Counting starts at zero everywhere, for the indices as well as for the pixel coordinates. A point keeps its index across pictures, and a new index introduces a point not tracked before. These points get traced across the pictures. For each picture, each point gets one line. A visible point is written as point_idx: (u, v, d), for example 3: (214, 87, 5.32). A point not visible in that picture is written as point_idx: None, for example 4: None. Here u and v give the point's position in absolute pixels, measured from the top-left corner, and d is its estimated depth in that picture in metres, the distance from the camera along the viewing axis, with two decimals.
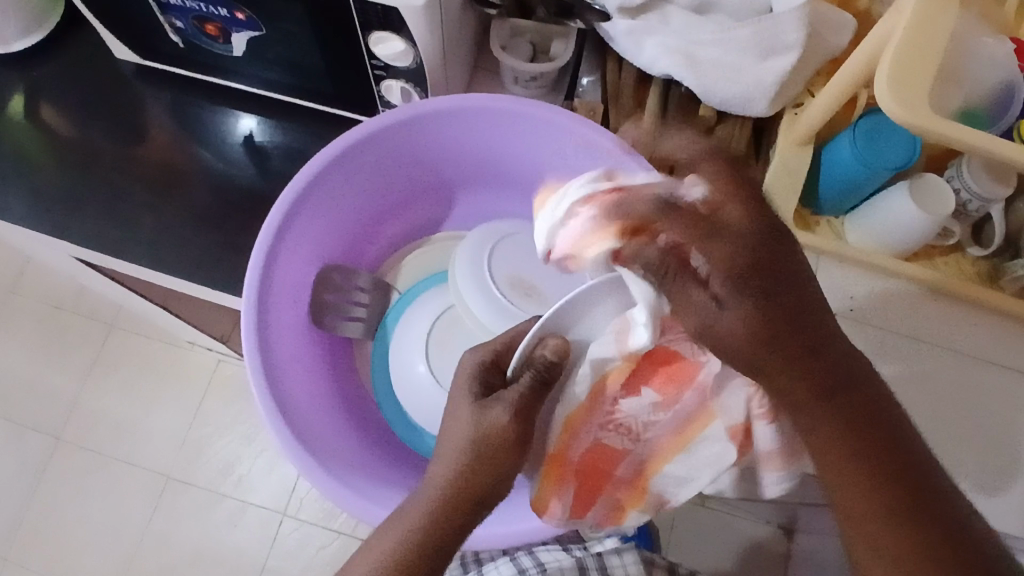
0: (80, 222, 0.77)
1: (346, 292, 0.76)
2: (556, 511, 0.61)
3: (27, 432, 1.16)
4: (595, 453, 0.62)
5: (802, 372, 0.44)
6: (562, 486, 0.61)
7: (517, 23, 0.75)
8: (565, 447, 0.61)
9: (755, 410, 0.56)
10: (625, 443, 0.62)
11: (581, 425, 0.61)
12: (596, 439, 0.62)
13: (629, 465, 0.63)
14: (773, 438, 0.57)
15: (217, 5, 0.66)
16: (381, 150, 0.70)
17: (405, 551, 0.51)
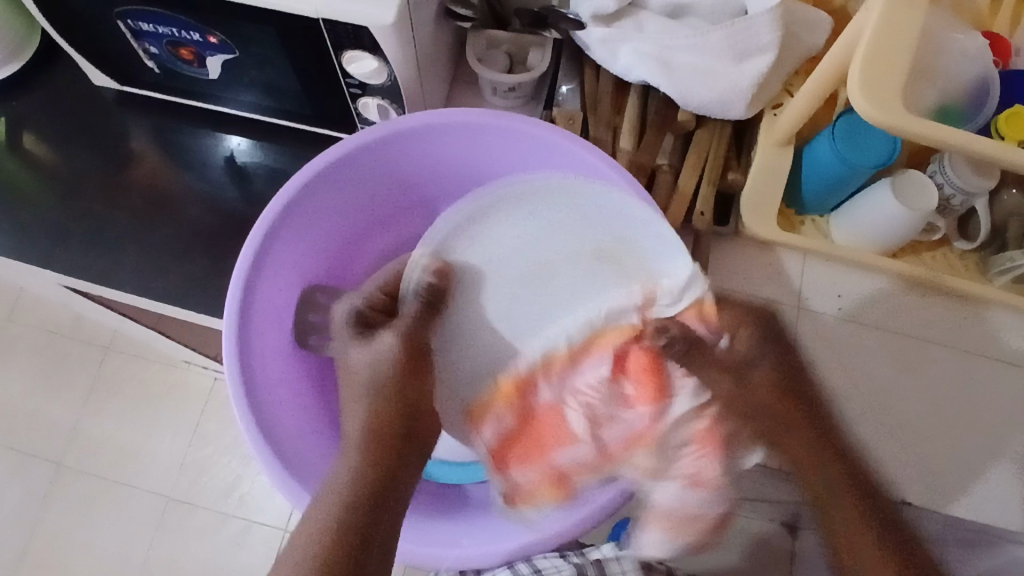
0: (64, 252, 0.77)
1: (332, 312, 0.75)
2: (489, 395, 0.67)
3: (27, 460, 1.16)
4: (548, 416, 0.68)
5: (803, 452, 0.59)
6: (500, 415, 0.67)
7: (492, 34, 0.75)
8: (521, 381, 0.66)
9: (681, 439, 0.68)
10: (586, 423, 0.68)
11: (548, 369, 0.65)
12: (553, 401, 0.67)
13: (570, 456, 0.67)
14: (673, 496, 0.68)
15: (191, 30, 0.66)
16: (358, 169, 0.70)
17: (328, 552, 0.50)
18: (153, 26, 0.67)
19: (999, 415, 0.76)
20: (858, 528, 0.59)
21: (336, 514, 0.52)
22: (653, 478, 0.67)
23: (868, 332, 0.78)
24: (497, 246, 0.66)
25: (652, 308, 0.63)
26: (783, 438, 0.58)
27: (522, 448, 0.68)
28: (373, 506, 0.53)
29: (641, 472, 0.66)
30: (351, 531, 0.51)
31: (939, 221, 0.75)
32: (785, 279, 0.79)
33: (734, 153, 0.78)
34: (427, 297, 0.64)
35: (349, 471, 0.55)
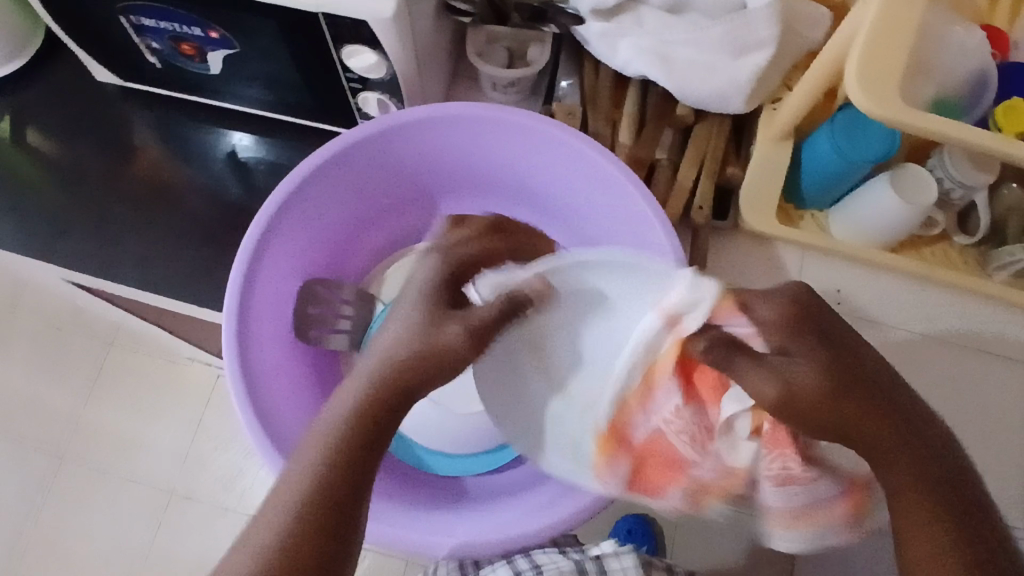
0: (66, 245, 0.77)
1: (333, 304, 0.76)
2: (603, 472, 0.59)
3: (30, 453, 1.17)
4: (653, 443, 0.58)
5: (857, 414, 0.48)
6: (612, 458, 0.58)
7: (492, 29, 0.75)
8: (620, 423, 0.56)
9: (778, 469, 0.56)
10: (698, 448, 0.57)
11: (627, 407, 0.55)
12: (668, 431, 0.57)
13: (699, 472, 0.58)
14: (797, 495, 0.56)
15: (192, 24, 0.67)
16: (358, 163, 0.71)
17: (296, 517, 0.47)
18: (155, 20, 0.68)
19: (998, 410, 0.76)
20: (912, 513, 0.48)
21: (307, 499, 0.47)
22: (780, 485, 0.56)
23: (867, 327, 0.78)
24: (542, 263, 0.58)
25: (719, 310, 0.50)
26: (849, 406, 0.47)
27: (635, 476, 0.60)
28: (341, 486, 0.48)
29: (773, 483, 0.56)
30: (326, 515, 0.47)
31: (939, 215, 0.74)
32: (783, 273, 0.79)
33: (735, 147, 0.78)
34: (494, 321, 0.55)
35: (310, 464, 0.49)
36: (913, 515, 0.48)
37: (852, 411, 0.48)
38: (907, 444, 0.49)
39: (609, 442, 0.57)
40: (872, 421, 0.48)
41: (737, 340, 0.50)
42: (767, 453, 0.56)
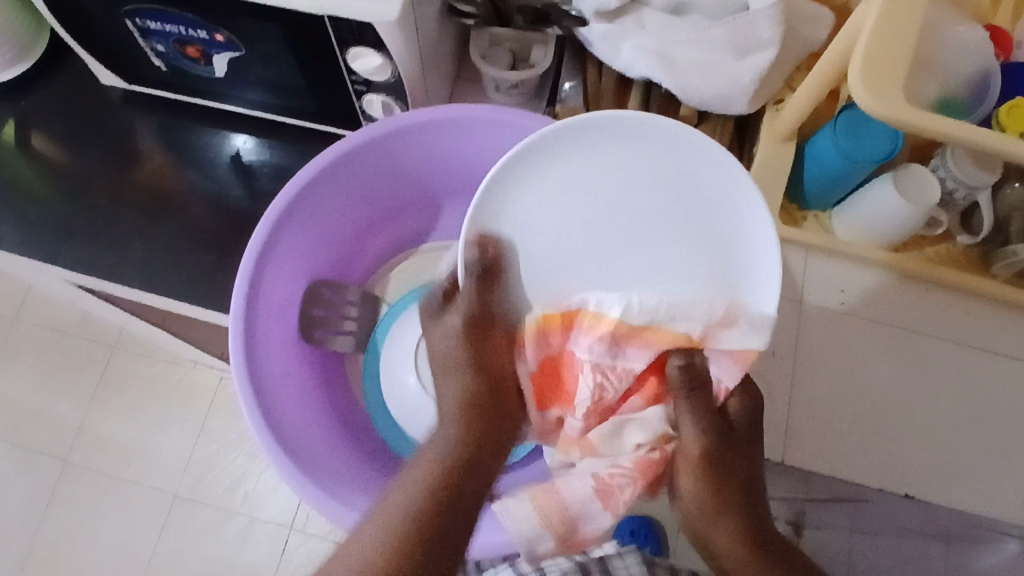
0: (70, 248, 0.77)
1: (337, 306, 0.77)
2: (528, 357, 0.62)
3: (35, 456, 1.17)
4: (573, 367, 0.61)
5: (722, 476, 0.60)
6: (540, 339, 0.61)
7: (495, 32, 0.75)
8: (579, 316, 0.59)
9: (613, 482, 0.60)
10: (594, 395, 0.60)
11: (598, 325, 0.58)
12: (584, 361, 0.59)
13: (570, 427, 0.62)
14: (583, 493, 0.60)
15: (196, 28, 0.67)
16: (363, 164, 0.71)
17: (384, 542, 0.53)
18: (160, 23, 0.68)
19: (1003, 409, 0.76)
20: None
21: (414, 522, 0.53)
22: (594, 498, 0.60)
23: (872, 327, 0.78)
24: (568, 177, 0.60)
25: (717, 330, 0.58)
26: (713, 473, 0.60)
27: (537, 385, 0.62)
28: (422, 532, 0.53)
29: (594, 487, 0.60)
30: (431, 525, 0.54)
31: (942, 215, 0.75)
32: (787, 273, 0.79)
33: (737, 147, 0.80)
34: (484, 266, 0.60)
35: (416, 486, 0.56)
36: (734, 558, 0.59)
37: (720, 495, 0.60)
38: (749, 535, 0.60)
39: (556, 320, 0.60)
40: (728, 520, 0.60)
41: (702, 380, 0.58)
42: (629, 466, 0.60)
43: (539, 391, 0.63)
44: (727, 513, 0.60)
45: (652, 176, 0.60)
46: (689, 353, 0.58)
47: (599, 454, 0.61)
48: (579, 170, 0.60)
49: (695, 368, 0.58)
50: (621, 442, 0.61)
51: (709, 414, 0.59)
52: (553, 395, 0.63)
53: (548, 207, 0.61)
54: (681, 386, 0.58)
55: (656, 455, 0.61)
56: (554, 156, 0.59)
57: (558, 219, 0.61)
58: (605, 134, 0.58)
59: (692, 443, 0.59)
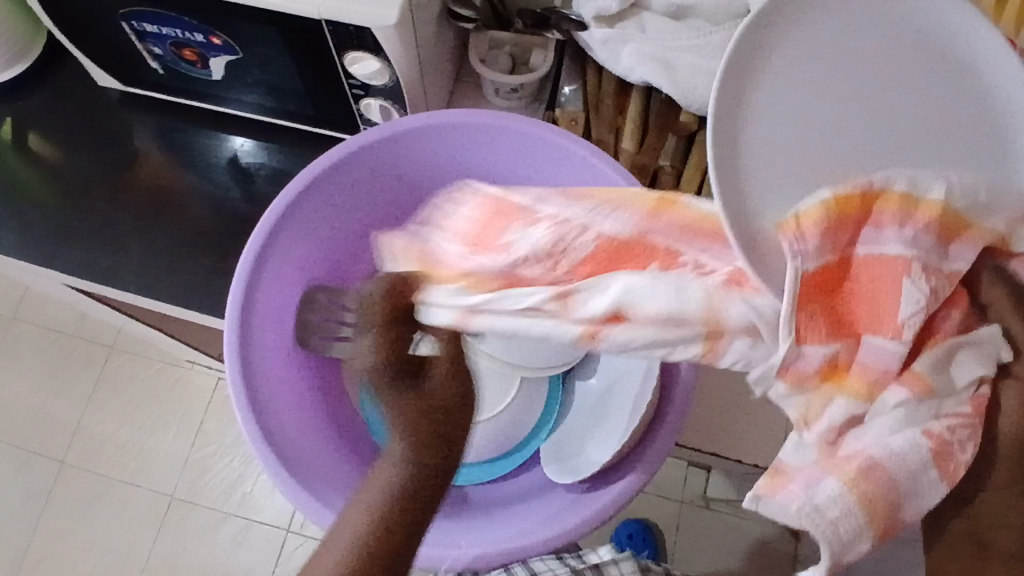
0: (66, 251, 0.77)
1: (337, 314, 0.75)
2: (798, 246, 0.41)
3: (32, 457, 1.17)
4: (870, 265, 0.42)
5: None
6: (822, 234, 0.41)
7: (495, 34, 0.75)
8: (871, 202, 0.42)
9: (948, 435, 0.41)
10: (925, 306, 0.41)
11: (885, 214, 0.42)
12: (906, 259, 0.42)
13: (872, 352, 0.41)
14: (907, 446, 0.41)
15: (194, 31, 0.67)
16: (363, 170, 0.71)
17: (366, 542, 0.47)
18: (157, 27, 0.67)
19: None
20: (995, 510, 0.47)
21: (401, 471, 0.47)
22: (932, 460, 0.41)
23: None
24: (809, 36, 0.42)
25: (1021, 227, 0.43)
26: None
27: (823, 303, 0.42)
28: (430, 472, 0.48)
29: (928, 443, 0.41)
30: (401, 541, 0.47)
31: None
32: None
33: None
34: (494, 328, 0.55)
35: (395, 470, 0.48)
36: (994, 506, 0.47)
37: (1012, 432, 0.44)
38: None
39: (853, 203, 0.42)
40: (1016, 456, 0.45)
41: (1017, 288, 0.45)
42: (941, 417, 0.42)
43: (808, 325, 0.41)
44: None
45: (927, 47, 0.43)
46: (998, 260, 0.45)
47: (931, 394, 0.41)
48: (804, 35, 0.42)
49: (1017, 286, 0.45)
50: (947, 379, 0.42)
51: (1022, 324, 0.44)
52: (829, 318, 0.42)
53: (795, 59, 0.42)
54: (996, 301, 0.45)
55: (985, 394, 0.43)
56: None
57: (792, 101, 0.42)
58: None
59: (1002, 404, 0.44)
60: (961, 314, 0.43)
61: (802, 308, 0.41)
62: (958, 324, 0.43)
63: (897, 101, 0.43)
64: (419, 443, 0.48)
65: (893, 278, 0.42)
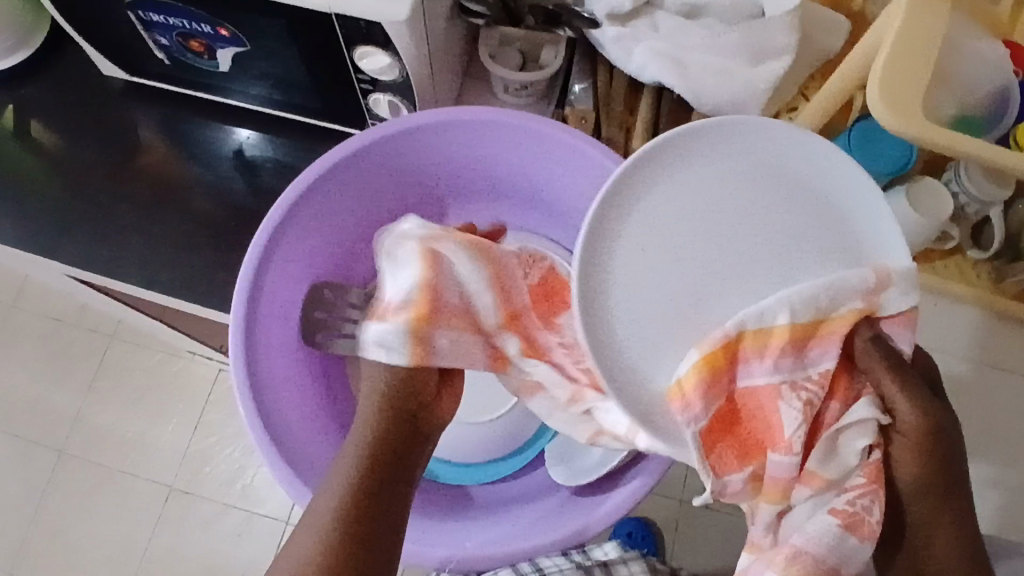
0: (68, 243, 0.76)
1: (339, 309, 0.70)
2: (686, 411, 0.48)
3: (30, 446, 1.16)
4: (752, 394, 0.50)
5: (930, 472, 0.50)
6: (703, 394, 0.48)
7: (505, 31, 0.74)
8: (739, 346, 0.49)
9: (857, 506, 0.49)
10: (804, 420, 0.49)
11: (771, 345, 0.49)
12: (773, 384, 0.49)
13: (774, 466, 0.49)
14: (819, 533, 0.49)
15: (201, 22, 0.66)
16: (370, 166, 0.70)
17: (325, 552, 0.51)
18: (164, 17, 0.66)
19: None
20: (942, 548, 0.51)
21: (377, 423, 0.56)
22: (841, 530, 0.49)
23: None
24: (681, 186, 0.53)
25: (875, 298, 0.50)
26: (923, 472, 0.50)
27: (722, 441, 0.50)
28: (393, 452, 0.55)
29: (837, 521, 0.49)
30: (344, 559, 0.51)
31: (954, 229, 0.74)
32: None
33: None
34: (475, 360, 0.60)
35: (345, 477, 0.54)
36: (950, 551, 0.51)
37: (917, 469, 0.50)
38: (954, 504, 0.51)
39: (718, 357, 0.49)
40: (927, 490, 0.51)
41: (894, 350, 0.50)
42: (858, 480, 0.50)
43: (717, 453, 0.50)
44: (939, 497, 0.51)
45: (785, 197, 0.54)
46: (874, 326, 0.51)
47: (827, 485, 0.50)
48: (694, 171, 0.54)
49: (890, 348, 0.50)
50: (839, 463, 0.50)
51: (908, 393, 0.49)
52: (727, 443, 0.50)
53: (665, 225, 0.53)
54: (873, 366, 0.50)
55: (876, 460, 0.50)
56: (676, 159, 0.53)
57: (670, 254, 0.52)
58: (703, 142, 0.54)
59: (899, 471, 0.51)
60: (841, 404, 0.50)
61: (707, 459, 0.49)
62: (838, 412, 0.50)
63: (762, 240, 0.53)
64: (366, 451, 0.55)
65: (774, 409, 0.49)
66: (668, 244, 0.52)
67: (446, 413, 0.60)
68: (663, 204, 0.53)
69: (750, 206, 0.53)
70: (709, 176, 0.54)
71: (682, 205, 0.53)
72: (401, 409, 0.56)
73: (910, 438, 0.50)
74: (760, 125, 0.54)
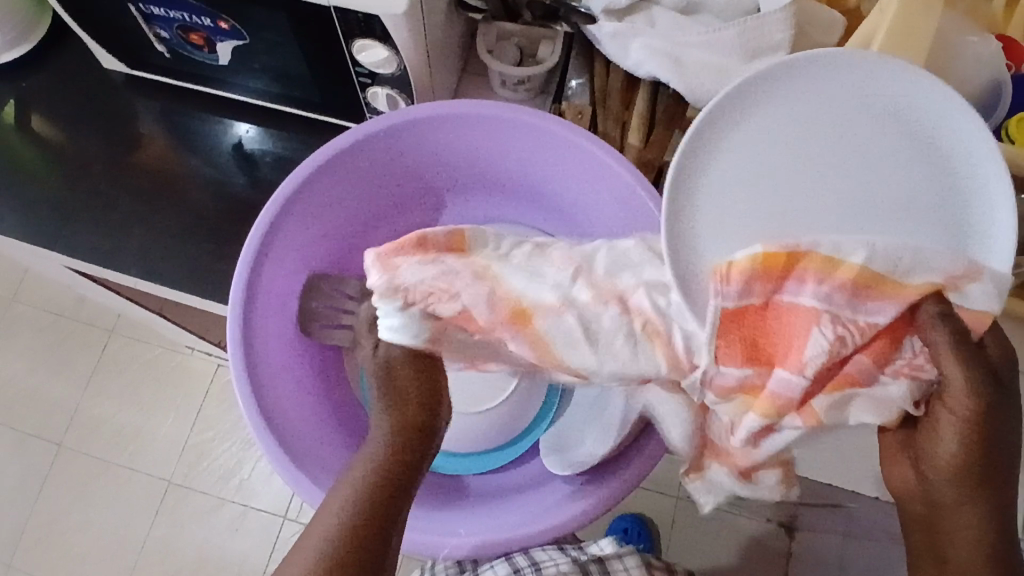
0: (67, 235, 0.77)
1: (335, 300, 0.72)
2: (724, 291, 0.46)
3: (29, 439, 1.17)
4: (794, 314, 0.45)
5: (980, 450, 0.44)
6: (746, 284, 0.45)
7: (503, 26, 0.75)
8: (801, 265, 0.45)
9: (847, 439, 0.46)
10: (832, 349, 0.45)
11: (834, 275, 0.44)
12: (815, 310, 0.45)
13: (779, 384, 0.46)
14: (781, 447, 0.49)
15: (202, 14, 0.66)
16: (367, 157, 0.70)
17: None
18: (164, 10, 0.67)
19: None
20: (955, 530, 0.46)
21: (392, 433, 0.55)
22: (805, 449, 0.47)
23: None
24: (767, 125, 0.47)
25: (959, 284, 0.44)
26: (962, 450, 0.44)
27: (746, 348, 0.47)
28: (417, 454, 0.55)
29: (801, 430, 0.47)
30: None
31: None
32: None
33: None
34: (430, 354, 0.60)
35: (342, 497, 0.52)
36: (964, 553, 0.46)
37: (956, 461, 0.45)
38: (994, 518, 0.46)
39: (779, 259, 0.45)
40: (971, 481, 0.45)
41: (963, 330, 0.44)
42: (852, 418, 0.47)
43: (728, 339, 0.47)
44: (981, 492, 0.45)
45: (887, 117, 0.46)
46: (944, 300, 0.44)
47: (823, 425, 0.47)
48: (786, 104, 0.47)
49: (952, 322, 0.44)
50: (843, 416, 0.47)
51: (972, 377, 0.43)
52: (743, 352, 0.47)
53: (747, 157, 0.47)
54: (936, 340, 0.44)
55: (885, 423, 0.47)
56: (756, 95, 0.47)
57: (749, 190, 0.47)
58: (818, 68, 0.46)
59: (937, 441, 0.46)
60: (873, 359, 0.45)
61: (717, 337, 0.46)
62: (871, 367, 0.46)
63: (853, 176, 0.46)
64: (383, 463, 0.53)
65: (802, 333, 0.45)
66: (746, 175, 0.47)
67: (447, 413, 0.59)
68: (756, 126, 0.47)
69: (851, 132, 0.46)
70: (813, 105, 0.47)
71: (784, 124, 0.47)
72: (414, 424, 0.56)
73: (955, 423, 0.44)
74: (881, 60, 0.45)
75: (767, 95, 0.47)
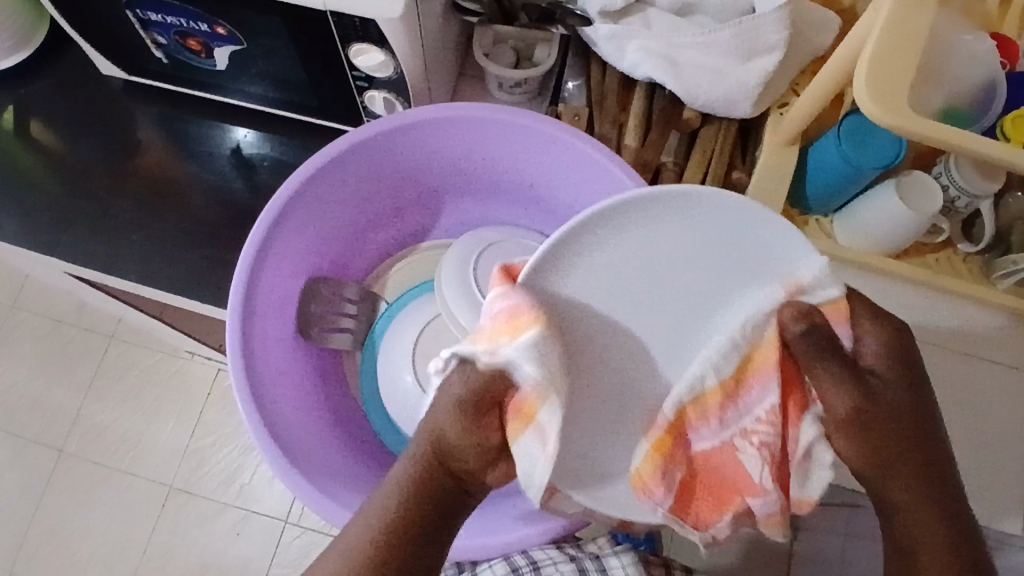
0: (67, 241, 0.77)
1: (334, 304, 0.76)
2: (653, 499, 0.55)
3: (30, 445, 1.17)
4: (714, 454, 0.55)
5: (887, 437, 0.52)
6: (661, 478, 0.55)
7: (499, 29, 0.75)
8: (683, 421, 0.55)
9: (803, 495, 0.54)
10: (766, 462, 0.53)
11: (704, 403, 0.54)
12: (711, 446, 0.55)
13: (758, 506, 0.54)
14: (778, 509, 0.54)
15: (198, 20, 0.67)
16: (365, 161, 0.70)
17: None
18: (161, 15, 0.67)
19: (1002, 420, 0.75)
20: (922, 523, 0.52)
21: (419, 481, 0.53)
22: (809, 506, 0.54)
23: None
24: (601, 258, 0.54)
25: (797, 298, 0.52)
26: (860, 450, 0.52)
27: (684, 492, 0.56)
28: (441, 505, 0.53)
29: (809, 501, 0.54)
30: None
31: (944, 222, 0.75)
32: None
33: (739, 153, 0.78)
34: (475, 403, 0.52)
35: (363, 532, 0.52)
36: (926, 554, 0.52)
37: (885, 456, 0.52)
38: (936, 501, 0.52)
39: (664, 442, 0.55)
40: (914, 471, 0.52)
41: (822, 333, 0.51)
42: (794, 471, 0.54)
43: (695, 508, 0.56)
44: (913, 497, 0.52)
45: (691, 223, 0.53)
46: (797, 305, 0.52)
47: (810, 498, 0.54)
48: (618, 247, 0.54)
49: (830, 341, 0.51)
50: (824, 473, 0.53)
51: (841, 369, 0.51)
52: (701, 501, 0.56)
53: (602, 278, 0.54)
54: (810, 353, 0.51)
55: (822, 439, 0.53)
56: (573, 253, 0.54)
57: (626, 318, 0.55)
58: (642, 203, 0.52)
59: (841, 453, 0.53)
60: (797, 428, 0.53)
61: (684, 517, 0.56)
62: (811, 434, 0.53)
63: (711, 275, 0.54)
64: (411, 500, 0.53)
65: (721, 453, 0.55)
66: (602, 293, 0.55)
67: (493, 478, 0.55)
68: (584, 279, 0.54)
69: (694, 238, 0.54)
70: (648, 233, 0.54)
71: (631, 251, 0.54)
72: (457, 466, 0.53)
73: (849, 411, 0.52)
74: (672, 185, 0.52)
75: (598, 230, 0.53)
